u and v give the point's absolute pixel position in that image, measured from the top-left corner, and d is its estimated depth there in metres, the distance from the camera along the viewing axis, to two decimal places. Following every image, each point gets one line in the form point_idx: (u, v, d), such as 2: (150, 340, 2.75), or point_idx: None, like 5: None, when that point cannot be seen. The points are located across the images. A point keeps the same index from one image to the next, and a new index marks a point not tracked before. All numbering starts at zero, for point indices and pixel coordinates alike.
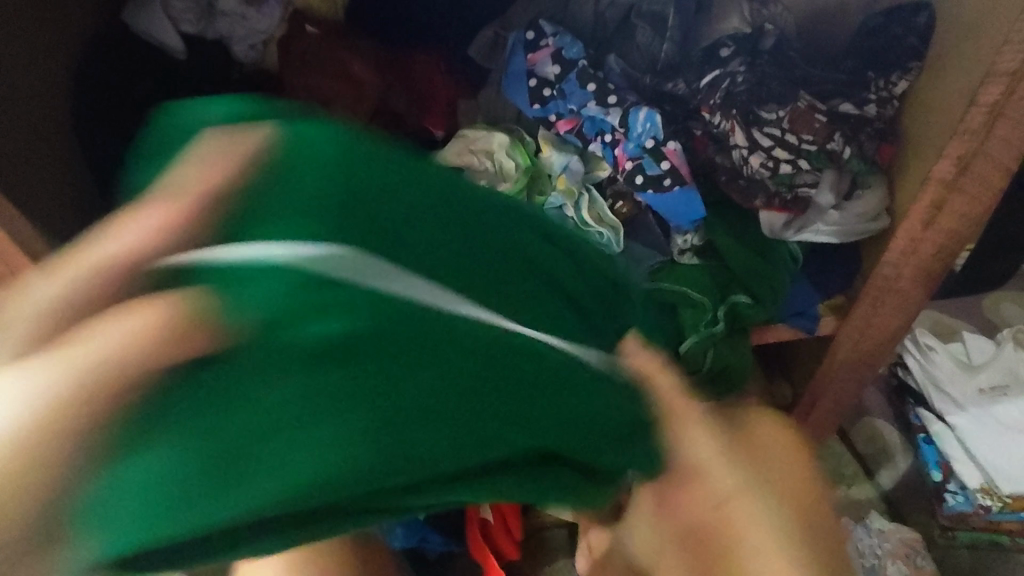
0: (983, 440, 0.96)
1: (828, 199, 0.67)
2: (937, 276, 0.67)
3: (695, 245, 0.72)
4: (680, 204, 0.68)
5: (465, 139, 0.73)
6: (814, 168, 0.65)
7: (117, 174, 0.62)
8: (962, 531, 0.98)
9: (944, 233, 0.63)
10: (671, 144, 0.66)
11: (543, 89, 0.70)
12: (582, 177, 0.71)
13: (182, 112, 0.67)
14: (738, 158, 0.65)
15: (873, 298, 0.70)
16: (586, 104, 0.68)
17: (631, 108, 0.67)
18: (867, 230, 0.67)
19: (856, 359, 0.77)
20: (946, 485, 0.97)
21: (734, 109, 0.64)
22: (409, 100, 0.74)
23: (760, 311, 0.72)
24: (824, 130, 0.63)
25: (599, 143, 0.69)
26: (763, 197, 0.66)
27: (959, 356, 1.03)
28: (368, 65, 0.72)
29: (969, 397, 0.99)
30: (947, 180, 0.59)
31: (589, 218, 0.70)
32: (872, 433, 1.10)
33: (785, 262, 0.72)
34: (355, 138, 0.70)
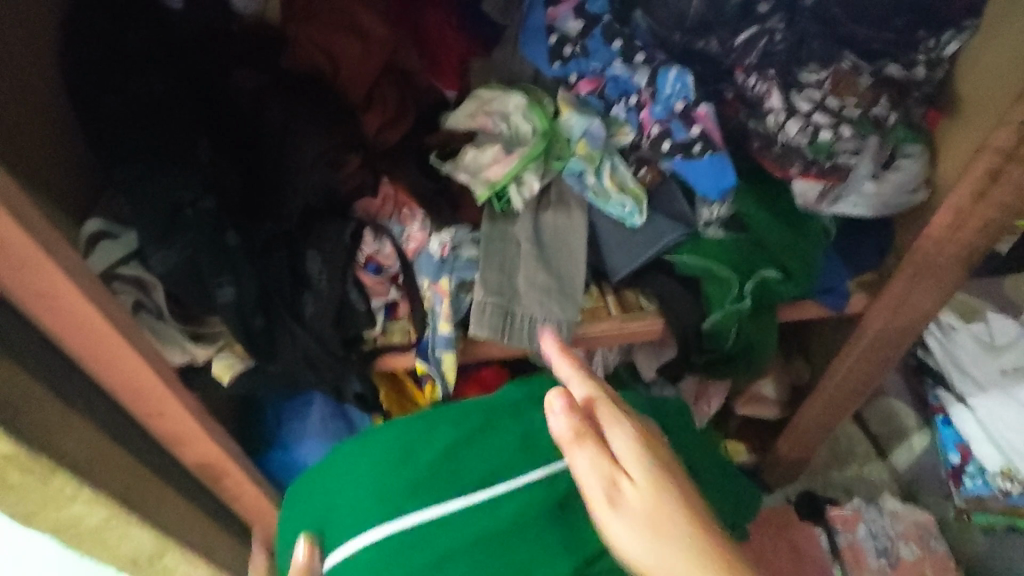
0: (1011, 419, 0.92)
1: (868, 169, 0.62)
2: (985, 253, 0.63)
3: (721, 217, 0.67)
4: (707, 173, 0.62)
5: (480, 99, 0.69)
6: (857, 135, 0.60)
7: (103, 130, 0.56)
8: (977, 513, 0.97)
9: (996, 206, 0.58)
10: (703, 106, 0.61)
11: (564, 46, 0.63)
12: (603, 143, 0.66)
13: (178, 65, 0.61)
14: (773, 123, 0.60)
15: (910, 276, 0.67)
16: (611, 63, 0.63)
17: (660, 67, 0.61)
18: (906, 202, 0.64)
19: (884, 339, 0.74)
20: (964, 467, 0.96)
21: (773, 69, 0.60)
22: (421, 56, 0.68)
23: (790, 287, 0.68)
24: (867, 93, 0.59)
25: (622, 106, 0.64)
26: (800, 164, 0.61)
27: (982, 337, 0.98)
28: (378, 16, 0.63)
29: (992, 377, 0.95)
30: (1006, 150, 0.54)
31: (611, 187, 0.66)
32: (889, 412, 1.11)
33: (819, 237, 0.68)
34: (362, 95, 0.64)
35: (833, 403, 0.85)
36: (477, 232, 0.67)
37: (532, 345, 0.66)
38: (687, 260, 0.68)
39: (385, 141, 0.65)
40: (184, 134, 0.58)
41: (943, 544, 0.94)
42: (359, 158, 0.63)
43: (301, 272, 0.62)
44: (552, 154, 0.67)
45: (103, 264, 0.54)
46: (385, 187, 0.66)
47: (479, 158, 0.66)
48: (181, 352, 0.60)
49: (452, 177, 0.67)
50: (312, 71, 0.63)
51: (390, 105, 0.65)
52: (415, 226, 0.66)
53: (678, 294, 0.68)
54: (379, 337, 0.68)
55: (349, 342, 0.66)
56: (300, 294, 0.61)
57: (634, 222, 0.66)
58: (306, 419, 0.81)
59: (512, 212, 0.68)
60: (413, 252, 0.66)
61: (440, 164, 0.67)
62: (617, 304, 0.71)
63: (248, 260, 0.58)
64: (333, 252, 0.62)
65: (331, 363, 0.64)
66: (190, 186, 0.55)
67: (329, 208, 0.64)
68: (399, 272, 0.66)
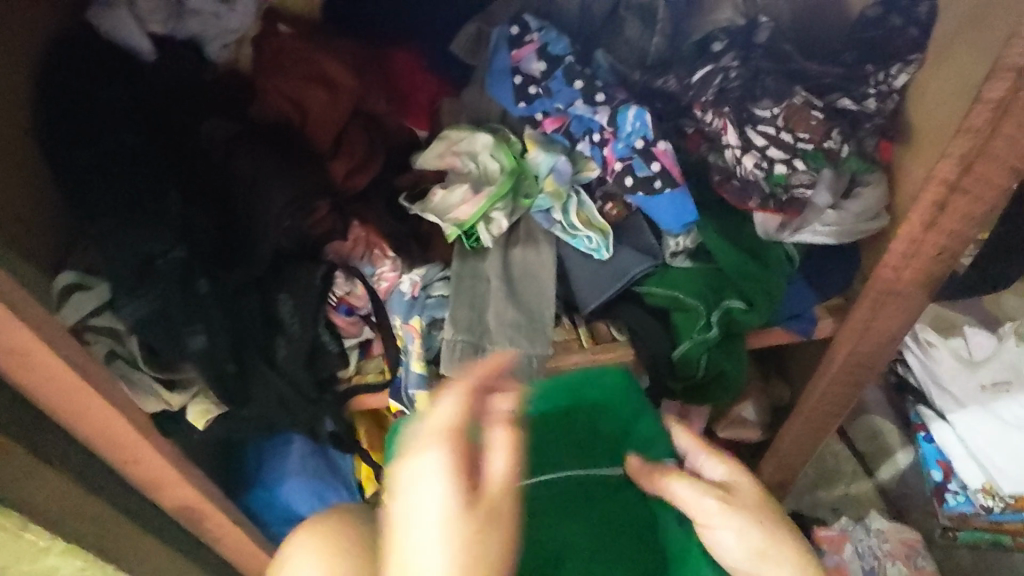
0: (987, 436, 0.93)
1: (824, 199, 0.65)
2: (941, 277, 0.64)
3: (688, 248, 0.69)
4: (668, 208, 0.65)
5: (448, 140, 0.70)
6: (810, 168, 0.62)
7: (78, 184, 0.58)
8: (962, 531, 0.98)
9: (946, 233, 0.60)
10: (662, 144, 0.63)
11: (528, 86, 0.65)
12: (571, 178, 0.68)
13: (148, 118, 0.62)
14: (731, 158, 0.62)
15: (872, 302, 0.68)
16: (574, 103, 0.64)
17: (619, 107, 0.63)
18: (867, 230, 0.65)
19: (855, 361, 0.74)
20: (947, 485, 0.96)
21: (727, 107, 0.61)
22: (388, 102, 0.71)
23: (755, 316, 0.69)
24: (820, 128, 0.60)
25: (586, 143, 0.65)
26: (758, 198, 0.63)
27: (959, 352, 0.99)
28: (347, 67, 0.67)
29: (970, 393, 0.96)
30: (950, 181, 0.56)
31: (578, 222, 0.67)
32: (871, 429, 1.10)
33: (783, 264, 0.69)
34: (330, 141, 0.65)
35: (811, 425, 0.85)
36: (449, 269, 0.69)
37: None
38: (655, 292, 0.69)
39: (354, 185, 0.65)
40: (154, 184, 0.58)
41: (929, 562, 0.94)
42: (328, 203, 0.64)
43: (273, 316, 0.62)
44: (520, 191, 0.68)
45: (74, 316, 0.56)
46: (356, 230, 0.66)
47: (449, 198, 0.67)
48: (155, 399, 0.62)
49: (422, 217, 0.68)
50: (281, 120, 0.65)
51: (358, 148, 0.67)
52: (387, 267, 0.67)
53: (647, 325, 0.69)
54: (355, 376, 0.69)
55: (323, 383, 0.66)
56: (273, 335, 0.62)
57: (602, 256, 0.68)
58: (286, 459, 0.82)
59: (482, 249, 0.69)
60: (386, 291, 0.68)
61: (410, 206, 0.68)
62: (589, 336, 0.73)
63: (219, 308, 0.58)
64: (303, 295, 0.63)
65: (300, 403, 0.65)
66: (160, 237, 0.56)
67: (299, 251, 0.64)
68: (371, 312, 0.68)
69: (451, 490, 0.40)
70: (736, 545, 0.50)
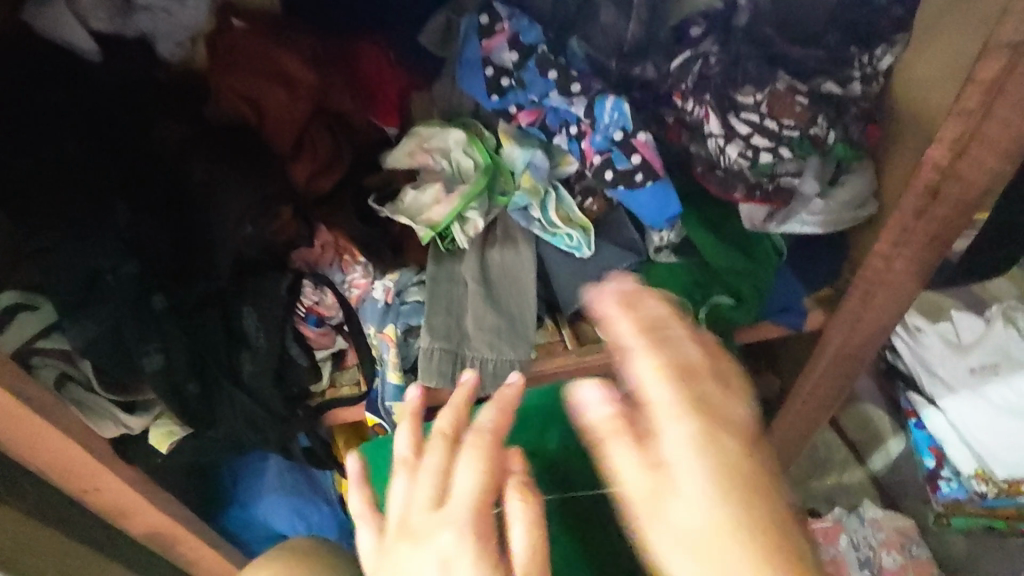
0: (976, 419, 0.92)
1: (812, 188, 0.62)
2: (933, 265, 0.62)
3: (672, 242, 0.65)
4: (651, 202, 0.62)
5: (419, 137, 0.67)
6: (796, 157, 0.59)
7: (10, 198, 0.52)
8: (955, 517, 0.95)
9: (938, 220, 0.58)
10: (642, 135, 0.60)
11: (501, 78, 0.62)
12: (548, 173, 0.65)
13: (93, 121, 0.57)
14: (714, 147, 0.59)
15: (863, 292, 0.66)
16: (548, 94, 0.61)
17: (596, 96, 0.60)
18: (855, 218, 0.63)
19: (846, 353, 0.73)
20: (940, 472, 0.94)
21: (708, 94, 0.58)
22: (354, 98, 0.65)
23: (742, 312, 0.67)
24: (805, 114, 0.57)
25: (563, 136, 0.63)
26: (742, 188, 0.60)
27: (947, 336, 0.99)
28: (307, 62, 0.62)
29: (959, 376, 0.95)
30: (941, 166, 0.54)
31: (558, 219, 0.65)
32: (862, 417, 1.09)
33: (771, 257, 0.67)
34: (291, 143, 0.61)
35: (803, 417, 0.83)
36: (424, 273, 0.66)
37: (485, 388, 0.64)
38: (639, 289, 0.66)
39: (317, 189, 0.62)
40: (101, 195, 0.54)
41: (925, 551, 0.93)
42: (291, 208, 0.60)
43: (236, 330, 0.59)
44: (496, 188, 0.66)
45: (18, 341, 0.52)
46: (323, 235, 0.64)
47: (420, 198, 0.64)
48: (114, 425, 0.58)
49: (393, 219, 0.64)
50: (238, 122, 0.61)
51: (322, 150, 0.62)
52: (358, 273, 0.65)
53: None
54: (328, 390, 0.65)
55: (294, 399, 0.63)
56: (237, 352, 0.59)
57: (583, 253, 0.65)
58: (263, 476, 0.79)
59: (458, 251, 0.66)
60: (358, 300, 0.65)
61: (380, 208, 0.64)
62: (573, 337, 0.69)
63: (179, 325, 0.56)
64: (270, 308, 0.59)
65: (271, 422, 0.62)
66: (106, 252, 0.53)
67: (264, 260, 0.61)
68: (343, 320, 0.63)
69: (477, 549, 0.41)
70: (641, 480, 0.38)
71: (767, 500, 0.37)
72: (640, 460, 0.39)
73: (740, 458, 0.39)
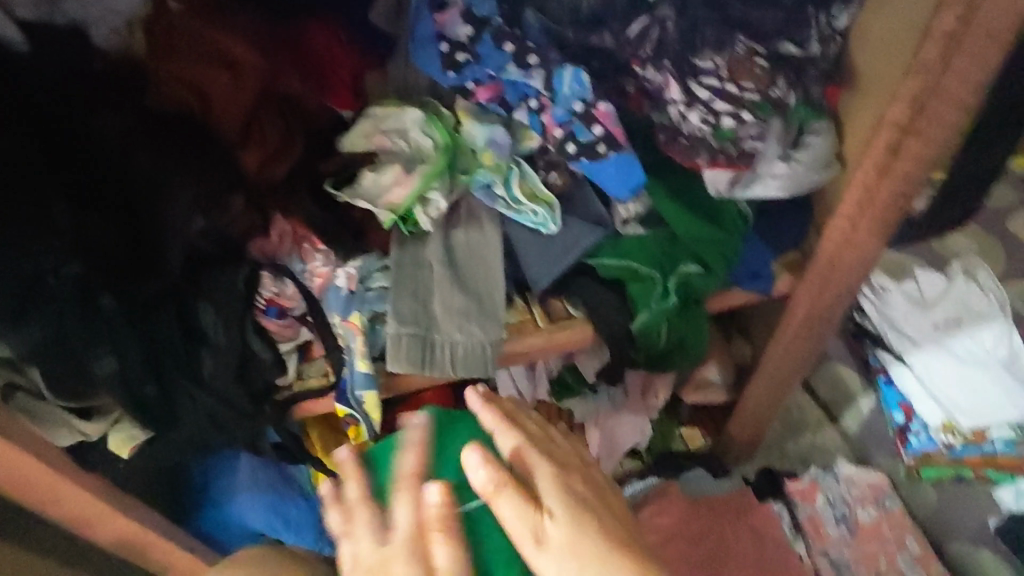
0: (944, 372, 0.94)
1: (775, 151, 0.61)
2: (896, 224, 0.62)
3: (639, 214, 0.64)
4: (615, 174, 0.60)
5: (374, 118, 0.64)
6: (758, 120, 0.58)
7: None
8: (925, 470, 0.98)
9: (900, 179, 0.58)
10: (603, 104, 0.59)
11: (456, 54, 0.59)
12: (509, 150, 0.63)
13: (21, 112, 0.52)
14: (675, 114, 0.59)
15: (830, 254, 0.66)
16: (506, 67, 0.59)
17: (555, 67, 0.59)
18: (816, 180, 0.62)
19: (814, 317, 0.73)
20: (909, 426, 0.98)
21: (667, 60, 0.57)
22: (304, 80, 0.62)
23: (711, 280, 0.67)
24: (765, 76, 0.57)
25: (524, 110, 0.61)
26: (706, 155, 0.59)
27: (913, 294, 1.01)
28: (249, 43, 0.58)
29: (924, 332, 0.97)
30: (902, 123, 0.54)
31: (522, 196, 0.63)
32: (835, 378, 1.11)
33: (737, 224, 0.66)
34: (238, 129, 0.58)
35: (776, 381, 0.84)
36: (387, 258, 0.63)
37: (456, 373, 0.63)
38: (608, 264, 0.65)
39: (269, 177, 0.59)
40: (37, 193, 0.50)
41: (897, 502, 0.96)
42: (243, 197, 0.58)
43: (194, 328, 0.57)
44: (458, 167, 0.63)
45: None
46: (280, 224, 0.61)
47: (380, 181, 0.62)
48: (69, 432, 0.56)
49: (352, 205, 0.63)
50: (181, 110, 0.58)
51: (272, 136, 0.59)
52: (319, 261, 0.62)
53: (603, 300, 0.66)
54: (296, 382, 0.63)
55: (259, 395, 0.61)
56: (196, 350, 0.57)
57: (549, 230, 0.63)
58: (235, 474, 0.76)
59: (422, 233, 0.64)
60: (321, 287, 0.62)
61: (338, 193, 0.62)
62: (544, 315, 0.68)
63: (127, 325, 0.53)
64: (227, 302, 0.57)
65: (235, 418, 0.60)
66: (51, 252, 0.49)
67: (220, 253, 0.59)
68: (305, 310, 0.61)
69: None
70: (557, 555, 0.45)
71: (607, 528, 0.46)
72: (530, 517, 0.46)
73: (605, 556, 0.45)
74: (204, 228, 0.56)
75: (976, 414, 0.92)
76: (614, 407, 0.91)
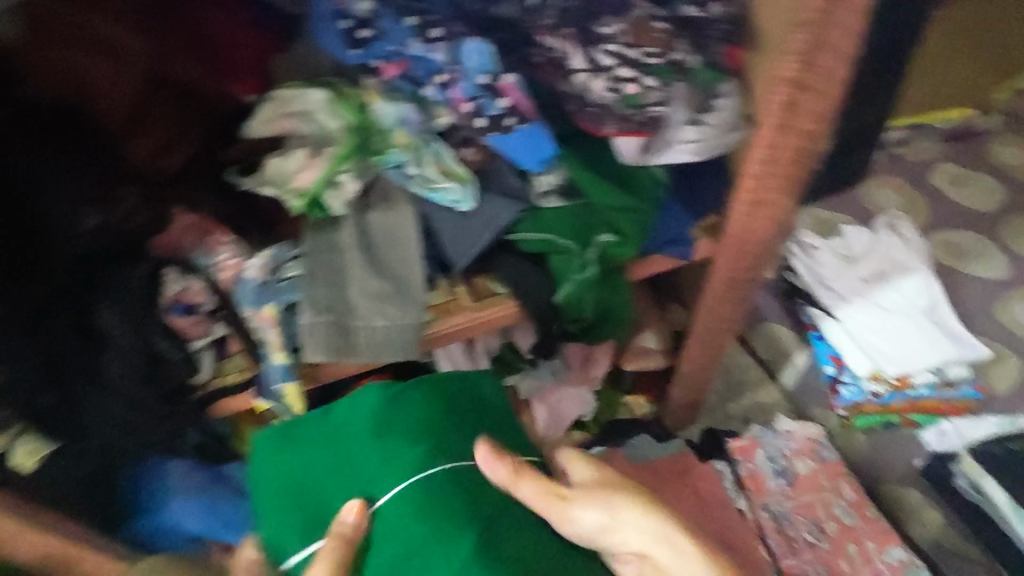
0: (869, 322, 0.99)
1: (683, 116, 0.61)
2: (802, 181, 0.64)
3: (556, 185, 0.65)
4: (524, 145, 0.60)
5: (278, 101, 0.62)
6: (661, 83, 0.58)
7: None
8: (857, 419, 1.01)
9: (800, 135, 0.59)
10: (509, 77, 0.58)
11: (360, 30, 0.58)
12: (421, 128, 0.61)
13: None
14: (581, 83, 0.58)
15: (743, 214, 0.67)
16: (407, 42, 0.58)
17: (457, 39, 0.57)
18: (725, 142, 0.63)
19: (736, 277, 0.75)
20: (840, 378, 1.00)
21: (570, 27, 0.57)
22: (199, 64, 0.58)
23: (627, 248, 0.67)
24: (665, 39, 0.58)
25: (432, 86, 0.59)
26: (613, 122, 0.59)
27: (840, 251, 1.07)
28: (133, 28, 0.55)
29: (852, 287, 1.02)
30: (795, 79, 0.55)
31: (436, 174, 0.61)
32: (770, 337, 1.12)
33: (652, 189, 0.67)
34: (127, 119, 0.55)
35: (708, 343, 0.86)
36: (300, 246, 0.62)
37: (376, 355, 0.62)
38: (527, 237, 0.65)
39: (163, 168, 0.57)
40: None
41: (833, 452, 0.99)
42: (139, 191, 0.55)
43: (94, 330, 0.54)
44: (372, 147, 0.61)
45: None
46: (183, 218, 0.60)
47: (285, 166, 0.60)
48: None
49: (257, 192, 0.61)
50: (63, 98, 0.53)
51: (165, 124, 0.56)
52: (226, 254, 0.62)
53: (525, 275, 0.66)
54: (213, 379, 0.62)
55: (173, 394, 0.59)
56: (98, 352, 0.54)
57: (463, 208, 0.62)
58: (165, 477, 0.75)
59: (335, 218, 0.62)
60: (231, 279, 0.62)
61: (241, 181, 0.60)
62: (470, 294, 0.68)
63: (18, 333, 0.49)
64: (128, 300, 0.54)
65: (150, 422, 0.58)
66: None
67: (118, 249, 0.55)
68: (214, 306, 0.62)
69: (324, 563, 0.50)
70: (596, 519, 0.55)
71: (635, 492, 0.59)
72: (550, 490, 0.54)
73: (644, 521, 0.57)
74: (97, 225, 0.52)
75: (900, 362, 0.96)
76: (555, 381, 0.92)
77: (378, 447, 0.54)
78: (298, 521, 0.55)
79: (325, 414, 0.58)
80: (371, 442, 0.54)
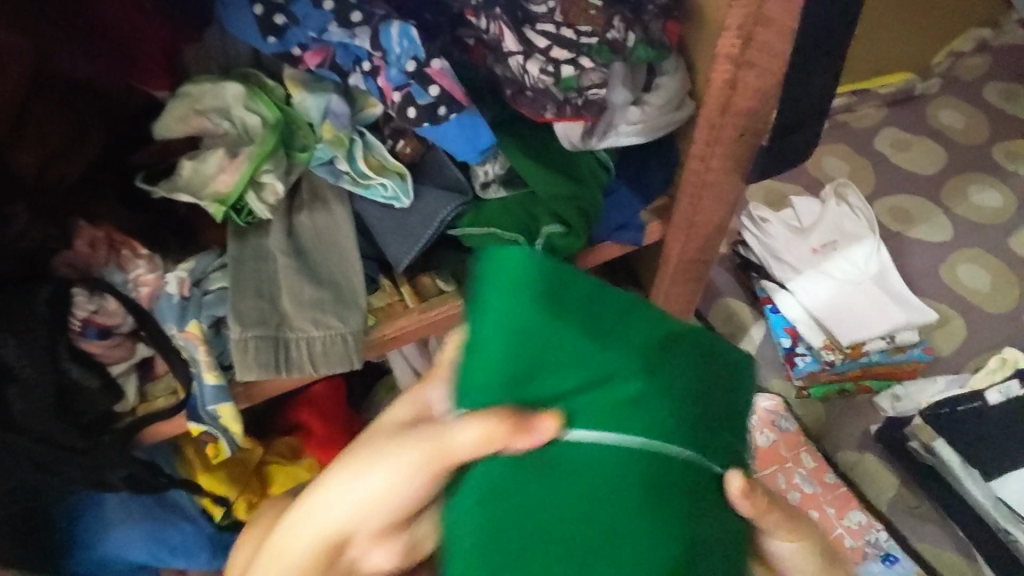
0: (820, 291, 1.01)
1: (623, 97, 0.59)
2: (748, 160, 0.62)
3: (498, 175, 0.62)
4: (460, 136, 0.56)
5: (189, 97, 0.57)
6: (599, 64, 0.55)
7: None
8: (814, 388, 1.01)
9: (742, 113, 0.58)
10: (437, 62, 0.54)
11: (274, 17, 0.53)
12: (350, 120, 0.58)
13: None
14: (516, 67, 0.54)
15: (691, 196, 0.65)
16: (327, 28, 0.53)
17: (380, 24, 0.53)
18: (673, 121, 0.61)
19: (688, 259, 0.74)
20: (795, 349, 1.01)
21: (499, 8, 0.53)
22: (93, 59, 0.54)
23: (575, 240, 0.63)
24: (600, 17, 0.54)
25: (358, 74, 0.55)
26: (552, 107, 0.56)
27: (790, 222, 1.08)
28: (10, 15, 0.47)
29: (802, 258, 1.04)
30: (734, 56, 0.53)
31: (369, 169, 0.58)
32: (728, 310, 1.10)
33: (596, 175, 0.65)
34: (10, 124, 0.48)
35: None
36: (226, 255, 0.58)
37: (315, 369, 0.57)
38: (470, 233, 0.62)
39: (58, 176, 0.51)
40: None
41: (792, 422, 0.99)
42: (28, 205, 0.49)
43: None
44: (295, 144, 0.58)
45: None
46: (87, 232, 0.53)
47: (202, 169, 0.55)
48: None
49: (173, 199, 0.56)
50: None
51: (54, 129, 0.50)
52: (141, 268, 0.55)
53: (471, 271, 0.63)
54: (139, 405, 0.57)
55: (92, 427, 0.54)
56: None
57: (402, 203, 0.59)
58: (103, 507, 0.69)
59: (261, 222, 0.58)
60: (150, 297, 0.55)
61: (152, 189, 0.56)
62: (412, 295, 0.64)
63: None
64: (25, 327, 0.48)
65: (66, 459, 0.53)
66: None
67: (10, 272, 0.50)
68: (135, 325, 0.54)
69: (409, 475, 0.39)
70: None
71: None
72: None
73: None
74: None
75: (854, 331, 0.97)
76: None
77: (621, 355, 0.32)
78: (500, 379, 0.33)
79: (671, 341, 0.34)
80: (594, 338, 0.32)
